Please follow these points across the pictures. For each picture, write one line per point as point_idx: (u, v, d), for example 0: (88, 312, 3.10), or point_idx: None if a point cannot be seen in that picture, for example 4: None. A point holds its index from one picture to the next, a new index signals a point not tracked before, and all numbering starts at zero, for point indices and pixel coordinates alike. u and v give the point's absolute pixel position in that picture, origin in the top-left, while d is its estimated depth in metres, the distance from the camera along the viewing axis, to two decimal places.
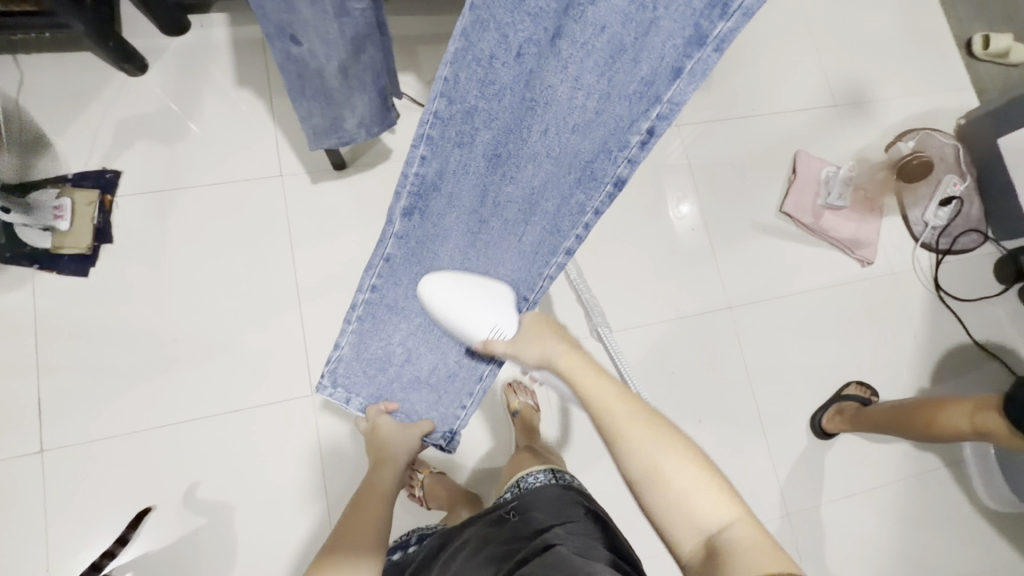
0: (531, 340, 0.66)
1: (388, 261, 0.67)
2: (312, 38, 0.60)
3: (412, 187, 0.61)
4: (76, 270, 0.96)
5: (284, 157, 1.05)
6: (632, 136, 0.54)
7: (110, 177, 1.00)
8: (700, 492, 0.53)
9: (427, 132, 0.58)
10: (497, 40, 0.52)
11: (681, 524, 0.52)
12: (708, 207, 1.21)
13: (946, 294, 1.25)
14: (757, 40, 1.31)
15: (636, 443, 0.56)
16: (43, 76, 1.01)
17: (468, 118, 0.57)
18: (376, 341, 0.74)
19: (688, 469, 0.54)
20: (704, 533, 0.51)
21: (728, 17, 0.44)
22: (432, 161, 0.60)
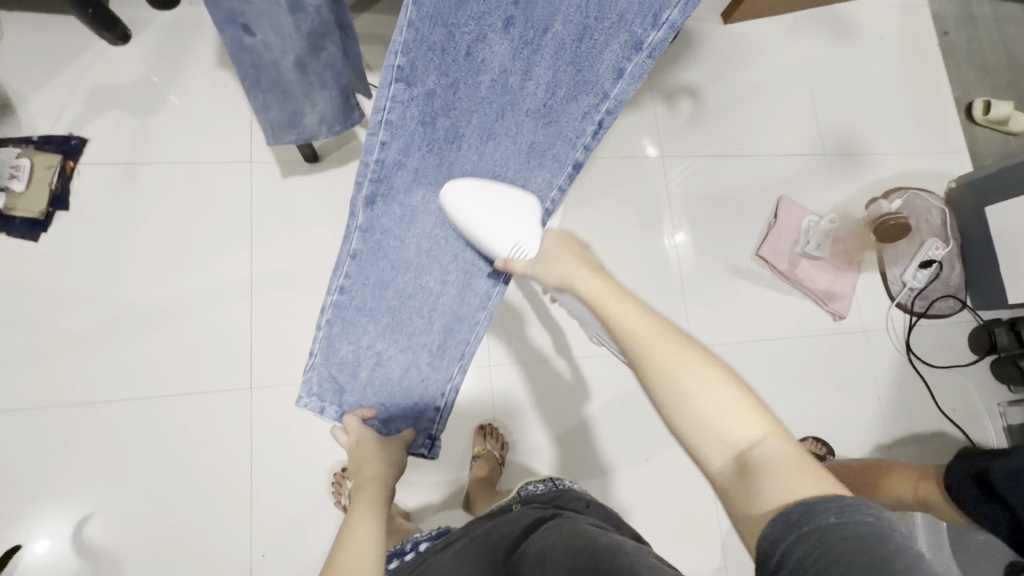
0: (554, 257, 0.59)
1: (355, 259, 0.59)
2: (266, 29, 0.59)
3: (372, 175, 0.53)
4: (27, 233, 0.95)
5: (256, 143, 1.04)
6: (586, 125, 0.62)
7: (75, 143, 0.98)
8: (733, 403, 0.42)
9: (386, 118, 0.49)
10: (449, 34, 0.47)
11: (708, 436, 0.42)
12: (699, 240, 1.22)
13: (916, 358, 1.23)
14: (753, 82, 1.31)
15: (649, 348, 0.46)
16: (23, 34, 1.00)
17: (432, 100, 0.51)
18: (347, 343, 0.65)
19: (725, 392, 0.42)
20: (740, 449, 0.41)
21: (658, 28, 0.52)
22: (393, 146, 0.52)
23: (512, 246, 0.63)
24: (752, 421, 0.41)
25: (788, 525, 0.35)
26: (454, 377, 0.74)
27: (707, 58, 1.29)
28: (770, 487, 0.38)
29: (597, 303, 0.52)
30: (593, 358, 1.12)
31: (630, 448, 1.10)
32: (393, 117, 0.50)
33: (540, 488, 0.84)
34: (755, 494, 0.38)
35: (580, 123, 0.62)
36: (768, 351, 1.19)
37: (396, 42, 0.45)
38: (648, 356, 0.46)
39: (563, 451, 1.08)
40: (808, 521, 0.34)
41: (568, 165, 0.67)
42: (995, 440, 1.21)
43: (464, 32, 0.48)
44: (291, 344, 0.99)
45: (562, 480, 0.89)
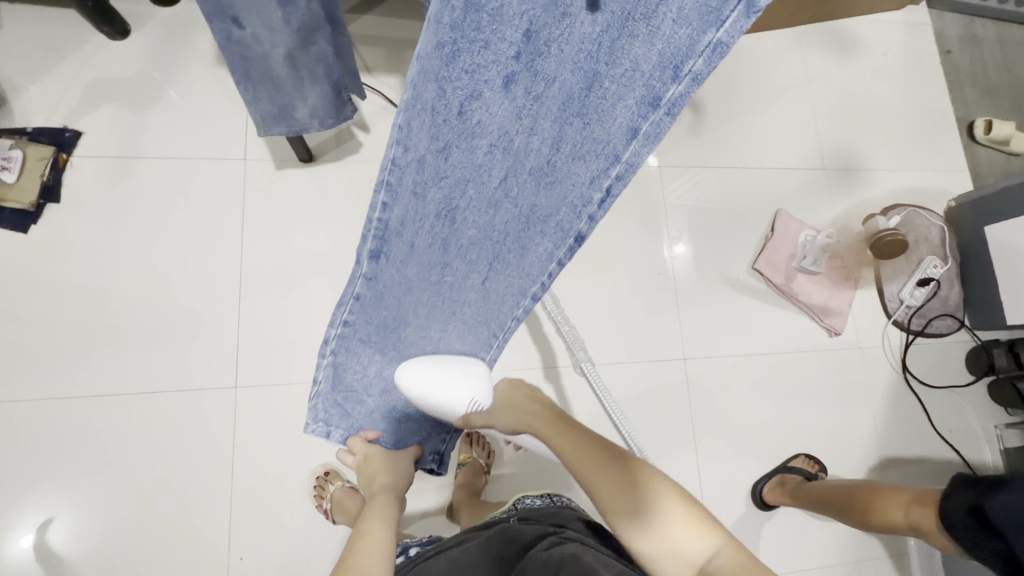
0: (505, 410, 0.67)
1: (359, 300, 0.49)
2: (255, 22, 0.58)
3: (375, 232, 0.45)
4: (16, 224, 0.94)
5: (251, 140, 1.03)
6: (592, 193, 0.41)
7: (70, 136, 0.98)
8: (680, 526, 0.53)
9: (386, 178, 0.42)
10: (452, 92, 0.38)
11: (663, 554, 0.53)
12: (700, 251, 1.21)
13: (913, 377, 1.21)
14: (754, 94, 1.30)
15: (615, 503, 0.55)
16: (23, 27, 1.00)
17: (423, 168, 0.42)
18: (352, 374, 0.57)
19: (670, 517, 0.54)
20: (694, 564, 0.52)
21: (680, 80, 0.32)
22: (395, 209, 0.44)
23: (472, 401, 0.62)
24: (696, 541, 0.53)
25: None
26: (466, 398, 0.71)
27: None
28: None
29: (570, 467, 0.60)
30: None
31: None
32: (395, 179, 0.42)
33: (537, 503, 0.82)
34: None
35: (585, 189, 0.41)
36: (762, 365, 1.18)
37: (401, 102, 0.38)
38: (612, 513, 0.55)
39: (551, 460, 1.07)
40: None
41: (568, 237, 0.46)
42: (991, 462, 1.19)
43: (455, 88, 0.38)
44: (278, 344, 0.98)
45: (560, 496, 0.87)
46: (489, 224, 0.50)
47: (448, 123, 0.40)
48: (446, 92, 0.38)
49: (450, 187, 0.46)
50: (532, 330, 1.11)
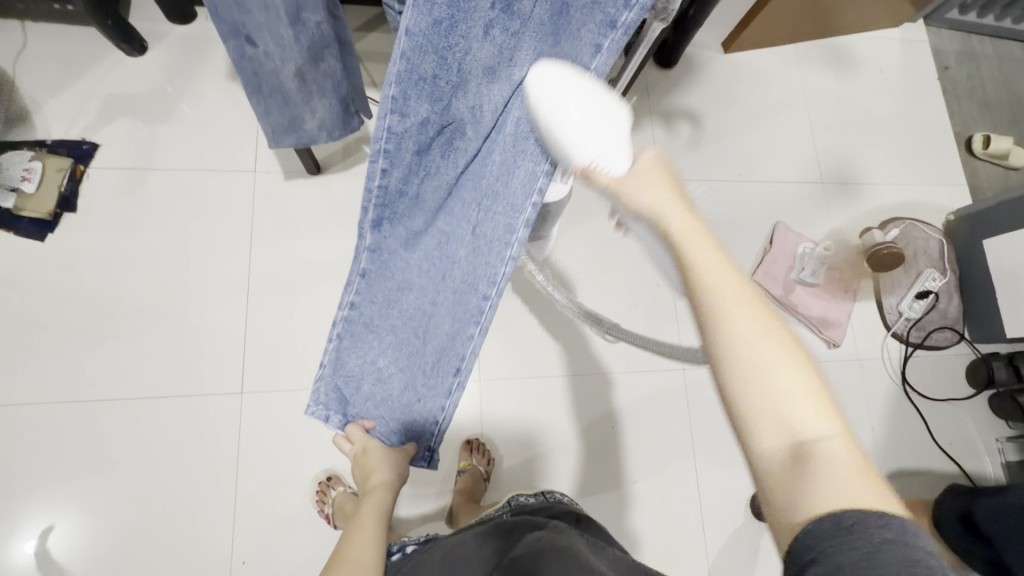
0: (648, 187, 0.42)
1: (365, 277, 0.53)
2: (266, 40, 0.61)
3: (377, 200, 0.46)
4: (34, 233, 0.98)
5: (261, 153, 1.07)
6: None
7: (87, 148, 1.02)
8: (797, 392, 0.35)
9: (384, 146, 0.41)
10: (441, 62, 0.37)
11: (771, 423, 0.34)
12: None
13: (913, 389, 1.21)
14: (752, 109, 1.33)
15: (735, 322, 0.36)
16: (45, 43, 1.05)
17: (426, 128, 0.42)
18: (354, 358, 0.57)
19: (788, 374, 0.35)
20: (799, 441, 0.34)
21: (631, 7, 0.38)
22: (395, 173, 0.44)
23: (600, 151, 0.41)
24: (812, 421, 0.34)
25: (842, 529, 0.31)
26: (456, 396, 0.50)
27: (706, 85, 1.32)
28: (831, 493, 0.33)
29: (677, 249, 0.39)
30: (585, 377, 1.13)
31: (619, 468, 1.09)
32: (392, 146, 0.41)
33: (532, 499, 0.84)
34: (807, 493, 0.33)
35: None
36: None
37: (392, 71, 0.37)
38: (725, 326, 0.36)
39: (551, 469, 1.08)
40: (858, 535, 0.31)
41: None
42: (992, 476, 1.18)
43: (454, 53, 0.37)
44: (284, 350, 1.00)
45: (552, 492, 0.90)
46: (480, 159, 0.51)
47: (448, 85, 0.39)
48: (445, 58, 0.37)
49: (452, 133, 0.45)
50: (533, 339, 1.13)
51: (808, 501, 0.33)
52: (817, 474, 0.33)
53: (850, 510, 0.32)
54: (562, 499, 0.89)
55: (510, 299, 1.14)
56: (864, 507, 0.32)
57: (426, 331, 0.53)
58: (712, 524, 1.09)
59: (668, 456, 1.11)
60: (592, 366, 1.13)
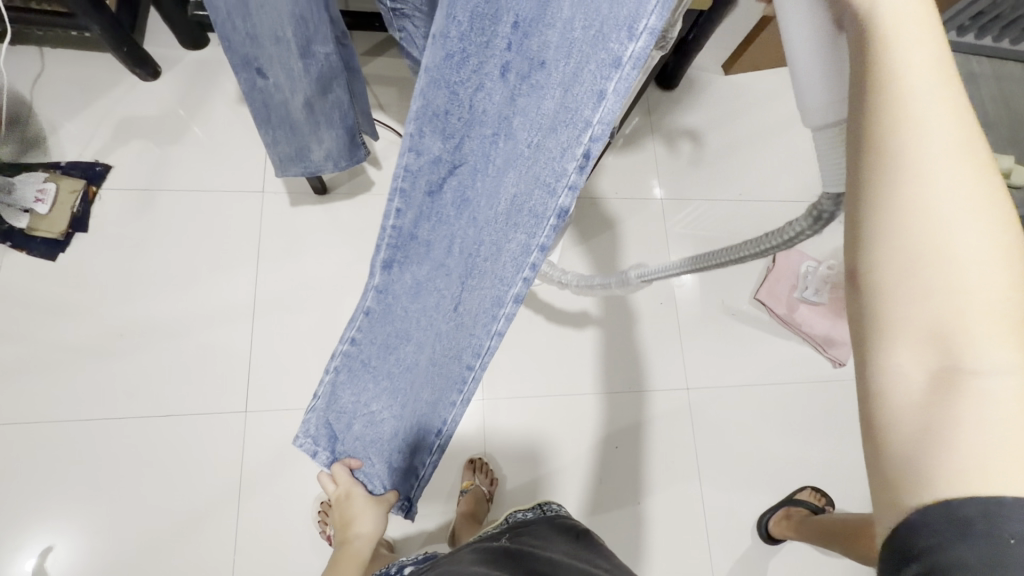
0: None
1: (368, 315, 0.51)
2: (277, 71, 0.63)
3: (389, 241, 0.47)
4: (45, 253, 0.99)
5: (269, 174, 1.09)
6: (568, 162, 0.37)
7: (99, 170, 1.04)
8: (990, 300, 0.24)
9: (401, 185, 0.45)
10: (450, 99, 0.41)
11: (925, 343, 0.25)
12: (707, 279, 1.23)
13: None
14: (753, 129, 1.34)
15: (933, 190, 0.25)
16: (62, 68, 1.08)
17: (438, 168, 0.44)
18: (347, 395, 0.54)
19: (988, 273, 0.24)
20: (959, 378, 0.25)
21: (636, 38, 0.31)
22: (409, 213, 0.46)
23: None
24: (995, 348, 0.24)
25: (967, 508, 0.24)
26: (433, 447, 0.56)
27: (707, 106, 1.34)
28: (975, 459, 0.24)
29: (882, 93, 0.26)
30: (587, 396, 1.12)
31: (623, 489, 1.08)
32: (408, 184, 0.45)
33: (529, 514, 0.83)
34: (945, 445, 0.25)
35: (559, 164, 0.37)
36: (766, 396, 1.18)
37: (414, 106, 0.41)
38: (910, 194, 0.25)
39: (554, 489, 1.07)
40: (988, 522, 0.24)
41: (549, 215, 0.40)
42: None
43: (463, 86, 0.40)
44: (289, 369, 1.00)
45: (550, 505, 0.91)
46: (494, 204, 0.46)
47: (459, 122, 0.42)
48: (455, 93, 0.41)
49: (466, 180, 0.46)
50: (536, 357, 1.13)
51: (945, 462, 0.25)
52: (971, 415, 0.24)
53: (986, 486, 0.24)
54: (560, 511, 0.88)
55: (513, 318, 1.14)
56: (1006, 486, 0.24)
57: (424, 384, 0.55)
58: (717, 547, 1.08)
59: (672, 476, 1.10)
60: (596, 385, 1.13)
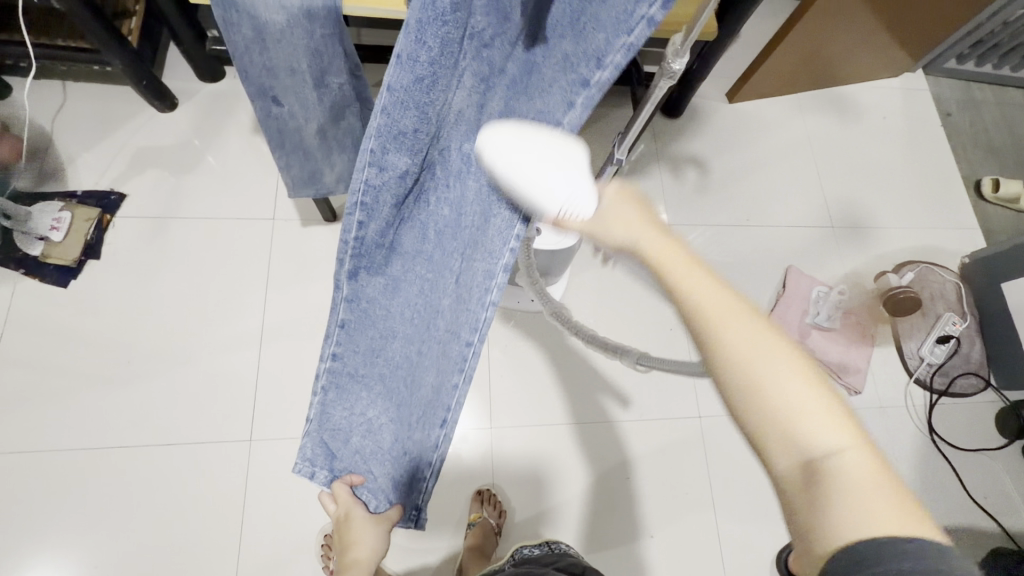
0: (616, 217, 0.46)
1: (344, 328, 0.51)
2: (292, 100, 0.65)
3: (353, 251, 0.45)
4: (57, 280, 1.00)
5: (280, 201, 1.10)
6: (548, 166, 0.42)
7: (114, 199, 1.06)
8: (773, 366, 0.36)
9: (361, 199, 0.42)
10: (418, 119, 0.38)
11: (777, 442, 0.35)
12: None
13: (940, 439, 1.17)
14: (759, 156, 1.35)
15: (711, 312, 0.38)
16: (83, 101, 1.11)
17: (403, 182, 0.42)
18: (339, 411, 0.56)
19: (799, 387, 0.35)
20: (808, 458, 0.34)
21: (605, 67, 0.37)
22: (372, 226, 0.44)
23: (569, 201, 0.45)
24: (790, 393, 0.35)
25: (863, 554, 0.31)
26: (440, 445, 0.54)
27: (712, 133, 1.35)
28: (850, 516, 0.32)
29: (658, 266, 0.41)
30: (597, 424, 1.10)
31: (636, 522, 1.05)
32: (369, 199, 0.42)
33: (537, 551, 0.80)
34: (826, 513, 0.33)
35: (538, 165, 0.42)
36: None
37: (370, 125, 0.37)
38: (698, 316, 0.38)
39: (565, 522, 1.04)
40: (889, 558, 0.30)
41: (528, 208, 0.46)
42: None
43: (433, 108, 0.38)
44: (295, 396, 0.99)
45: (557, 544, 0.94)
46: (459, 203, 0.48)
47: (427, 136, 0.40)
48: (425, 114, 0.37)
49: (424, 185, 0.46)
50: (545, 384, 1.11)
51: (833, 527, 0.32)
52: (789, 443, 0.35)
53: (875, 536, 0.31)
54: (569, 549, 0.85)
55: (522, 344, 1.13)
56: (882, 534, 0.31)
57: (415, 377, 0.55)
58: None
59: (687, 508, 1.07)
60: (607, 414, 1.11)
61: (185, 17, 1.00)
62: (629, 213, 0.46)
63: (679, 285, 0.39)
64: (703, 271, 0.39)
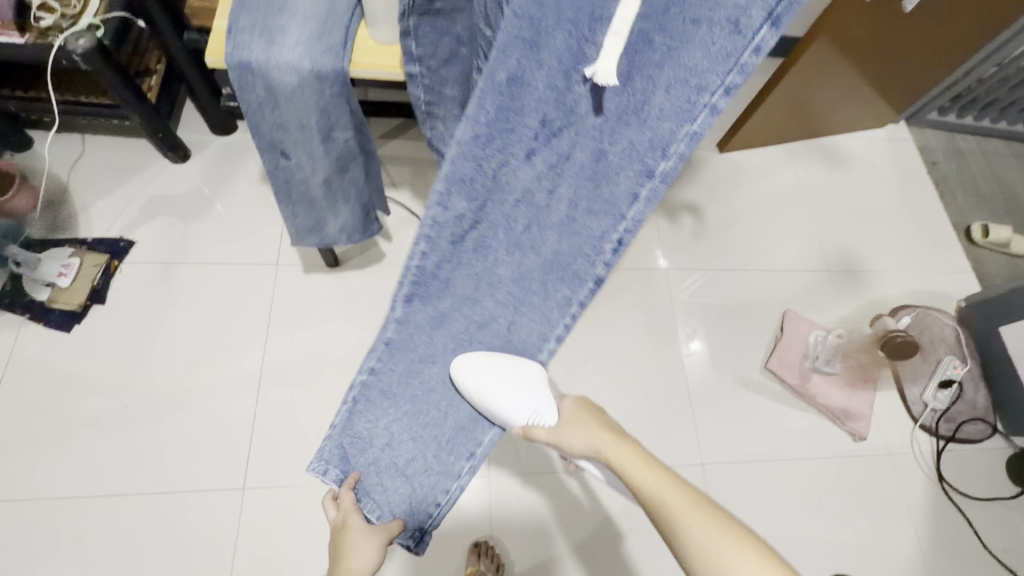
0: (577, 428, 0.66)
1: (388, 346, 0.63)
2: (299, 152, 0.68)
3: (411, 277, 0.62)
4: (61, 324, 1.02)
5: (284, 247, 1.13)
6: (605, 244, 0.63)
7: (123, 245, 1.08)
8: (694, 515, 0.56)
9: (427, 232, 0.60)
10: (474, 168, 0.58)
11: None
12: (717, 347, 1.22)
13: (951, 488, 1.13)
14: (752, 203, 1.39)
15: (646, 483, 0.60)
16: (100, 152, 1.16)
17: (461, 221, 0.61)
18: (362, 421, 0.62)
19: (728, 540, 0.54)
20: None
21: (667, 158, 0.56)
22: (431, 255, 0.61)
23: (535, 413, 0.66)
24: (711, 528, 0.54)
25: None
26: (459, 478, 0.65)
27: (705, 181, 1.40)
28: None
29: (616, 462, 0.62)
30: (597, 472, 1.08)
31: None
32: (434, 233, 0.61)
33: None
34: None
35: (600, 238, 0.63)
36: (785, 474, 1.12)
37: (443, 168, 0.58)
38: (642, 488, 0.59)
39: None
40: None
41: (588, 280, 0.65)
42: None
43: (491, 162, 0.58)
44: (291, 444, 0.98)
45: None
46: (519, 266, 0.65)
47: (483, 187, 0.60)
48: (484, 167, 0.59)
49: (482, 233, 0.63)
50: None
51: None
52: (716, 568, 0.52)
53: None
54: None
55: None
56: None
57: (454, 402, 0.65)
58: None
59: None
60: None
61: (201, 73, 1.08)
62: (592, 418, 0.67)
63: (627, 467, 0.61)
64: (642, 458, 0.62)
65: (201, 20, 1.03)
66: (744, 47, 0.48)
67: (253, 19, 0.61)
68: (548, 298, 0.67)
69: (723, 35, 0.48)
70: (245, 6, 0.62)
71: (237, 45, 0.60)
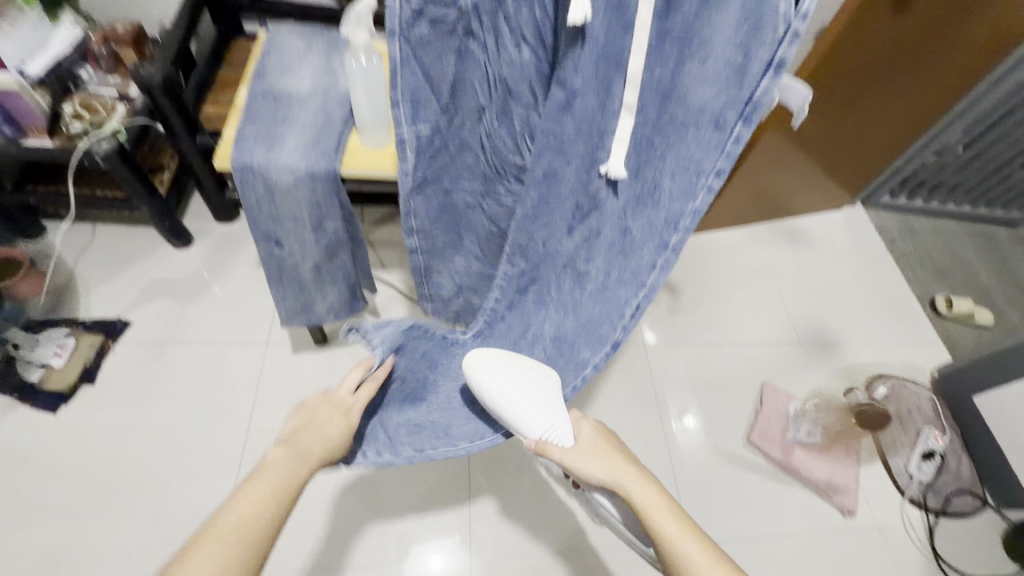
0: (594, 456, 0.65)
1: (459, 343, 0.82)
2: (292, 242, 0.76)
3: (484, 317, 0.80)
4: (48, 405, 1.03)
5: (275, 326, 1.18)
6: (626, 309, 0.67)
7: (119, 326, 1.13)
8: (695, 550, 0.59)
9: (500, 282, 0.77)
10: (525, 239, 0.69)
11: None
12: (705, 419, 1.24)
13: (949, 565, 1.11)
14: (723, 279, 1.47)
15: (656, 516, 0.61)
16: (108, 239, 1.24)
17: (523, 277, 0.74)
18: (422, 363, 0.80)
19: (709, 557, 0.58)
20: None
21: (678, 231, 0.58)
22: (500, 300, 0.78)
23: (550, 427, 0.66)
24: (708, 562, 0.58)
25: None
26: (428, 450, 0.74)
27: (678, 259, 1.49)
28: None
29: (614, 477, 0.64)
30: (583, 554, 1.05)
31: None
32: (506, 282, 0.76)
33: None
34: None
35: (622, 305, 0.67)
36: (775, 554, 1.10)
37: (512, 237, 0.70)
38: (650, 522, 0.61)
39: None
40: None
41: (607, 343, 0.70)
42: None
43: (539, 236, 0.68)
44: None
45: None
46: (559, 324, 0.73)
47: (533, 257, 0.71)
48: (534, 239, 0.69)
49: (539, 289, 0.74)
50: (529, 510, 1.08)
51: None
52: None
53: None
54: None
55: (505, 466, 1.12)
56: None
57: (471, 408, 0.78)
58: None
59: None
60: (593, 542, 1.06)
61: (209, 170, 1.20)
62: (611, 450, 0.66)
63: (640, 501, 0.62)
64: (655, 493, 0.62)
65: (215, 124, 1.12)
66: (727, 137, 0.50)
67: (259, 129, 0.70)
68: (575, 355, 0.73)
69: (706, 129, 0.50)
70: (252, 118, 0.72)
71: (242, 151, 0.68)
